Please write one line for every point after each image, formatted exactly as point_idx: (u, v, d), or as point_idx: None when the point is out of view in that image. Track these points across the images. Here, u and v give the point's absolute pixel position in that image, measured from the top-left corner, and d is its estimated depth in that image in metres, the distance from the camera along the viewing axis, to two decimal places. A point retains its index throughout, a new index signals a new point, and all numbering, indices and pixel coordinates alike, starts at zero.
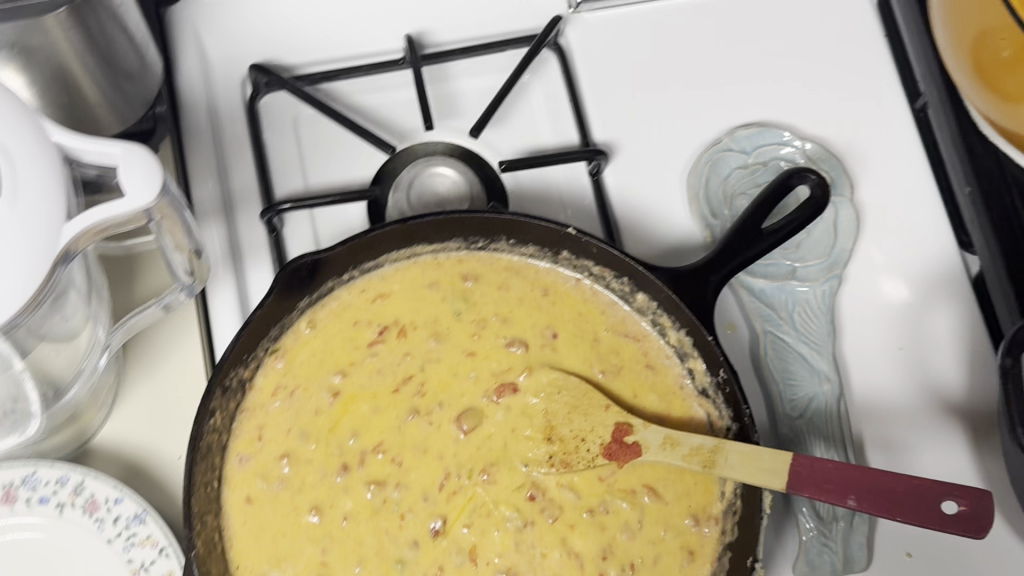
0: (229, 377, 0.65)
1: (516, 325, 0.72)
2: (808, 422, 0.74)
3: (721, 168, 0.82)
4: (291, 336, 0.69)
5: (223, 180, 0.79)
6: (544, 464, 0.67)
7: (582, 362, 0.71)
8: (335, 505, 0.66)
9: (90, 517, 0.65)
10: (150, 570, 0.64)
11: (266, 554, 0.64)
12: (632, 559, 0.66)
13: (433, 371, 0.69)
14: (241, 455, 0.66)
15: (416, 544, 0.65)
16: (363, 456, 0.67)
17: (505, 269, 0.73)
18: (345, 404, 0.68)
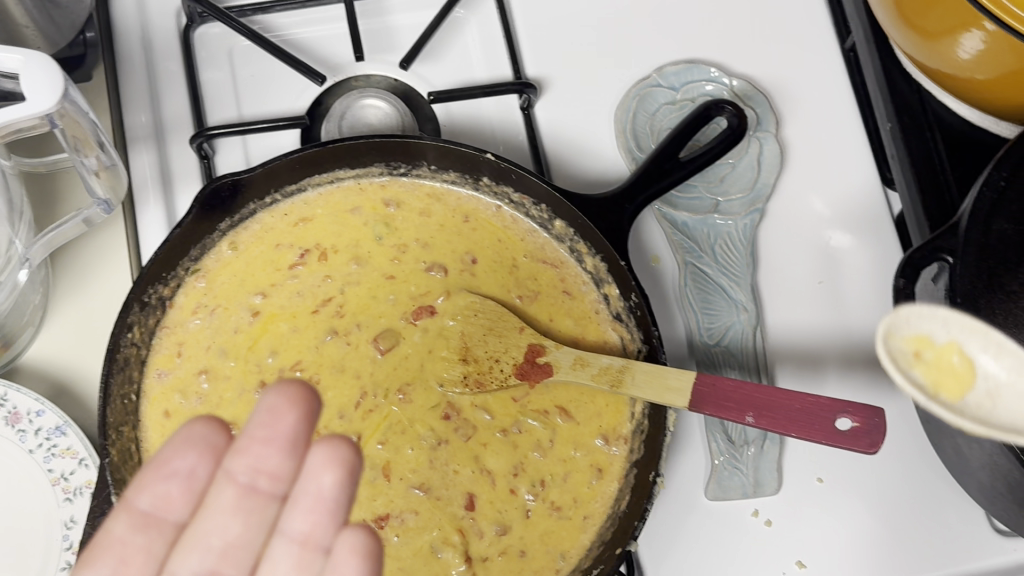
0: (147, 293, 0.66)
1: (436, 251, 0.73)
2: (726, 350, 0.76)
3: (649, 104, 0.83)
4: (213, 257, 0.71)
5: (155, 109, 0.80)
6: (458, 384, 0.68)
7: (500, 288, 0.72)
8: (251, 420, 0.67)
9: (12, 428, 0.66)
10: (69, 480, 0.66)
11: None
12: (543, 476, 0.68)
13: (353, 294, 0.71)
14: (160, 369, 0.68)
15: None
16: (280, 374, 0.68)
17: (427, 196, 0.74)
18: (265, 323, 0.70)
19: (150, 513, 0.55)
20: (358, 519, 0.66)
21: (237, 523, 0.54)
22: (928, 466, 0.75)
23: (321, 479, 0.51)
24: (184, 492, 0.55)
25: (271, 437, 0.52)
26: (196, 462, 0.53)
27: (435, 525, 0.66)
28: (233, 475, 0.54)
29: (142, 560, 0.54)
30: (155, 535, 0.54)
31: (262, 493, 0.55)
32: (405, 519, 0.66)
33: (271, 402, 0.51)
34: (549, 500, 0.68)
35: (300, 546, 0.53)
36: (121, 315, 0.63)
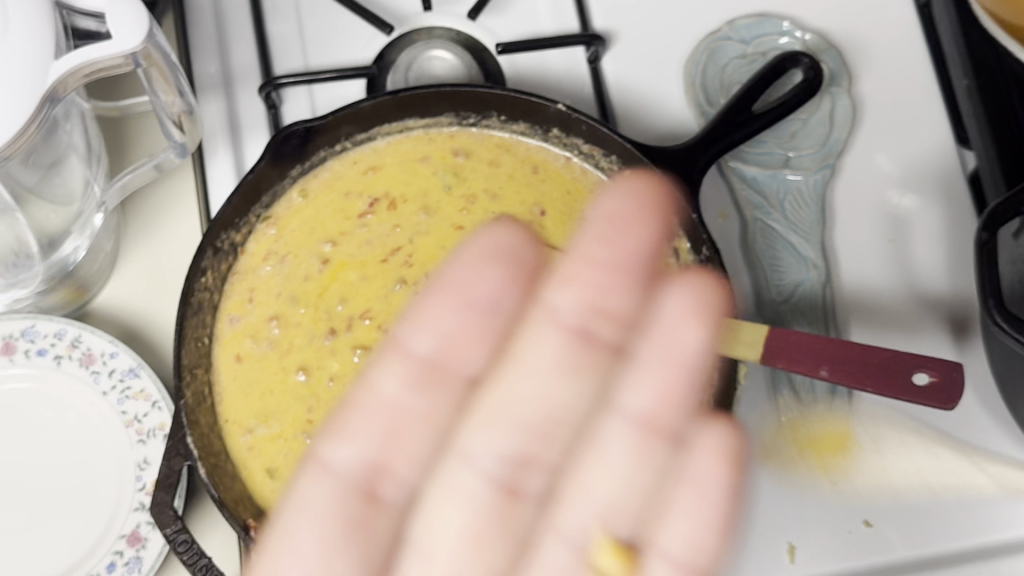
0: (220, 239, 0.67)
1: (505, 202, 0.72)
2: (794, 306, 0.75)
3: (719, 57, 0.82)
4: (284, 205, 0.71)
5: (224, 60, 0.81)
6: None
7: (569, 240, 0.72)
8: (321, 366, 0.67)
9: (87, 370, 0.67)
10: (143, 422, 0.66)
11: (254, 411, 0.67)
12: None
13: (422, 243, 0.71)
14: (231, 315, 0.69)
15: None
16: (350, 322, 0.68)
17: (496, 146, 0.74)
18: (334, 271, 0.70)
19: (430, 364, 0.57)
20: None
21: (556, 378, 0.58)
22: (1002, 428, 0.74)
23: (682, 328, 0.54)
24: (463, 325, 0.57)
25: (613, 238, 0.53)
26: (444, 338, 0.57)
27: None
28: (554, 308, 0.56)
29: (424, 426, 0.57)
30: (439, 395, 0.57)
31: (602, 342, 0.57)
32: None
33: (619, 208, 0.52)
34: None
35: (643, 427, 0.56)
36: (195, 259, 0.64)
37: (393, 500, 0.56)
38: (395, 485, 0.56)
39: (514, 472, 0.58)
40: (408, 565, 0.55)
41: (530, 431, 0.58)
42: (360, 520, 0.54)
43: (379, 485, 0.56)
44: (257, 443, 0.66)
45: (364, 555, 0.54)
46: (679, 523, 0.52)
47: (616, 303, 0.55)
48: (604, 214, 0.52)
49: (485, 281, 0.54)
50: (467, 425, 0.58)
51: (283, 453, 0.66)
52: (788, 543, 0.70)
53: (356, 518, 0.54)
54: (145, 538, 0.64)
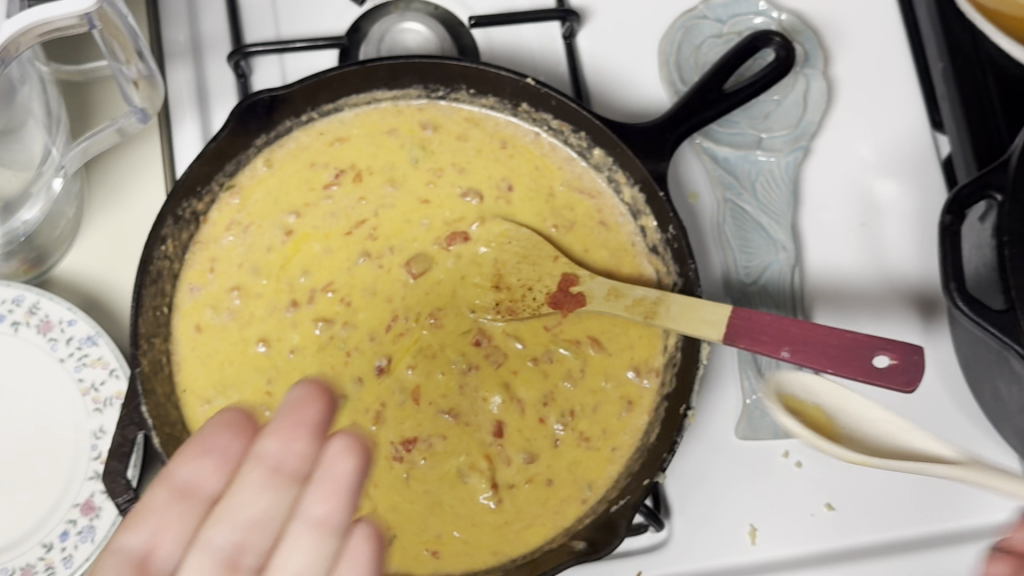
0: (181, 208, 0.66)
1: (472, 176, 0.72)
2: (762, 289, 0.75)
3: (694, 36, 0.81)
4: (248, 174, 0.70)
5: (193, 27, 0.80)
6: (490, 311, 0.68)
7: (536, 217, 0.71)
8: (282, 338, 0.67)
9: (44, 337, 0.67)
10: (100, 390, 0.66)
11: (213, 381, 0.66)
12: (573, 407, 0.68)
13: (387, 217, 0.70)
14: (192, 285, 0.68)
15: (361, 381, 0.67)
16: (312, 294, 0.68)
17: (466, 120, 0.73)
18: (297, 243, 0.69)
19: (184, 489, 0.48)
20: (386, 442, 0.66)
21: (267, 496, 0.46)
22: (966, 413, 0.74)
23: (340, 469, 0.45)
24: (218, 465, 0.47)
25: (299, 421, 0.45)
26: (207, 469, 0.48)
27: (463, 450, 0.66)
28: (263, 452, 0.46)
29: (178, 533, 0.47)
30: (186, 508, 0.47)
31: (286, 473, 0.46)
32: (433, 444, 0.66)
33: (296, 393, 0.45)
34: (579, 430, 0.67)
35: (316, 532, 0.45)
36: (155, 227, 0.63)
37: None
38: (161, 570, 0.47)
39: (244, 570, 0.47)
40: None
41: (253, 537, 0.46)
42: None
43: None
44: (216, 413, 0.66)
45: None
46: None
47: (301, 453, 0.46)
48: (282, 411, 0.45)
49: (219, 442, 0.47)
50: (203, 533, 0.46)
51: None
52: (750, 526, 0.70)
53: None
54: (98, 507, 0.64)
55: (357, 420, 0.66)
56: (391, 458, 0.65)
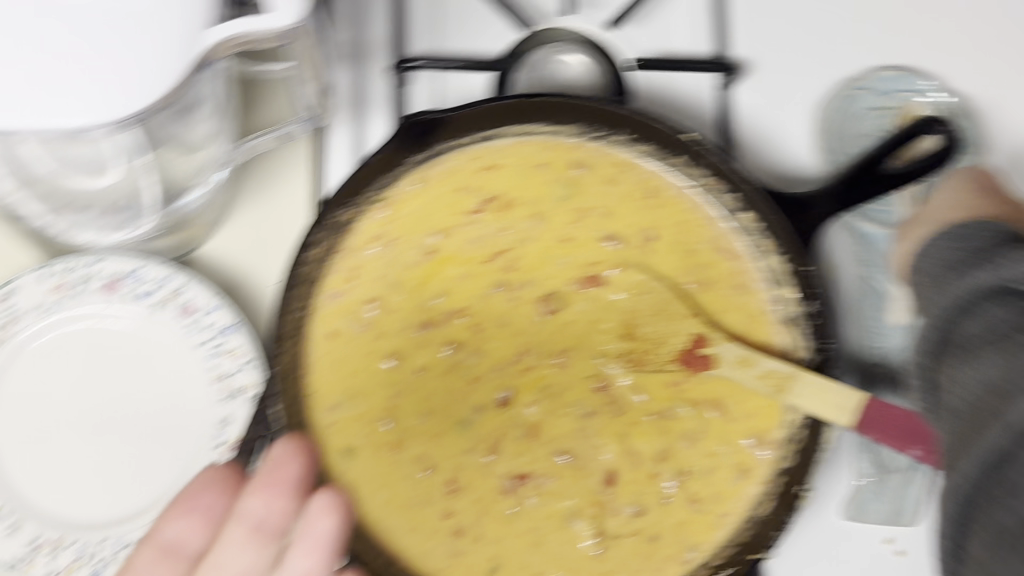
0: (335, 215, 0.67)
1: (618, 221, 0.71)
2: (889, 373, 0.73)
3: (855, 106, 0.79)
4: (396, 191, 0.69)
5: (360, 31, 0.81)
6: (618, 358, 0.69)
7: (675, 271, 0.70)
8: (413, 355, 0.68)
9: (184, 321, 0.69)
10: (231, 380, 0.68)
11: (342, 388, 0.68)
12: (688, 467, 0.67)
13: (528, 250, 0.71)
14: (333, 291, 0.69)
15: (480, 409, 0.68)
16: (446, 316, 0.69)
17: (615, 165, 0.71)
18: (438, 264, 0.70)
19: (171, 548, 0.56)
20: (499, 473, 0.67)
21: (247, 552, 0.56)
22: None
23: (320, 526, 0.54)
24: (201, 527, 0.56)
25: (278, 482, 0.55)
26: (188, 532, 0.56)
27: (572, 493, 0.67)
28: (241, 516, 0.55)
29: None
30: (172, 566, 0.56)
31: (266, 534, 0.56)
32: (544, 483, 0.67)
33: (278, 454, 0.55)
34: (690, 491, 0.67)
35: None
36: None
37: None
38: None
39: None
40: None
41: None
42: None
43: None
44: (340, 420, 0.67)
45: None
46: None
47: (277, 514, 0.55)
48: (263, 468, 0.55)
49: (203, 502, 0.55)
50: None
51: (362, 434, 0.67)
52: None
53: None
54: None
55: (473, 447, 0.67)
56: (501, 490, 0.66)
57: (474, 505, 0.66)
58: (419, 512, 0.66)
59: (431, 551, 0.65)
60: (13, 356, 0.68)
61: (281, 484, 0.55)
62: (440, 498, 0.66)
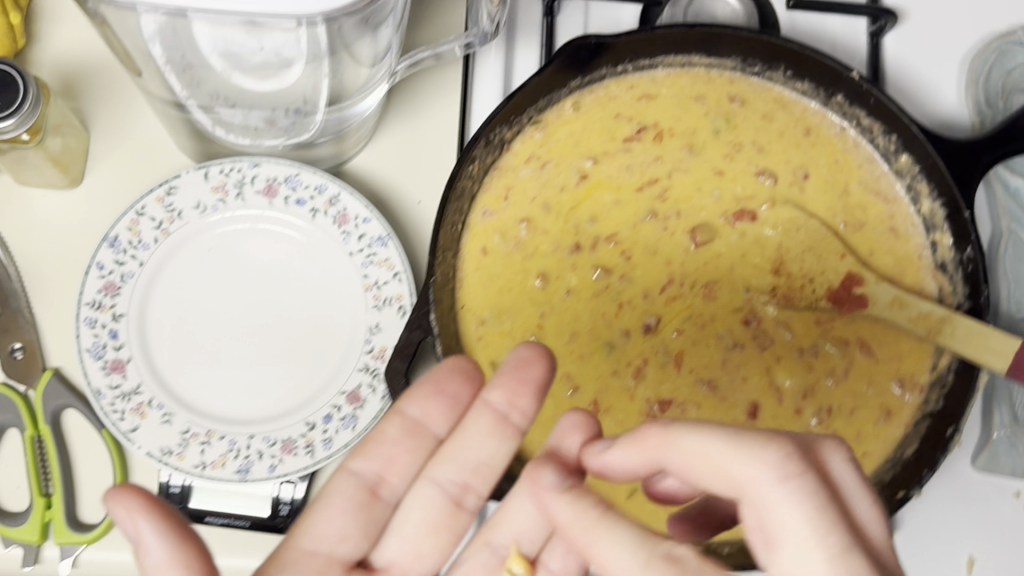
0: (494, 133, 0.67)
1: (771, 158, 0.71)
2: None
3: (1009, 60, 0.79)
4: (556, 112, 0.71)
5: None
6: (765, 293, 0.68)
7: (827, 209, 0.71)
8: (561, 277, 0.69)
9: (339, 228, 0.70)
10: (382, 289, 0.69)
11: (491, 304, 0.68)
12: (831, 404, 0.67)
13: (680, 180, 0.70)
14: (486, 209, 0.70)
15: (627, 334, 0.68)
16: (596, 241, 0.69)
17: (774, 100, 0.72)
18: (590, 189, 0.70)
19: (417, 422, 0.56)
20: (642, 398, 0.67)
21: (487, 443, 0.56)
22: None
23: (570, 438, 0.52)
24: (446, 411, 0.56)
25: (525, 378, 0.53)
26: (433, 407, 0.55)
27: (715, 423, 0.66)
28: (490, 404, 0.55)
29: (409, 455, 0.56)
30: (417, 443, 0.56)
31: (512, 424, 0.55)
32: (687, 410, 0.67)
33: (524, 354, 0.53)
34: (833, 429, 0.67)
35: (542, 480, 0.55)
36: (470, 147, 0.65)
37: (391, 508, 0.56)
38: (390, 491, 0.56)
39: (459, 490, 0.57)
40: (388, 539, 0.55)
41: (474, 466, 0.56)
42: (367, 511, 0.54)
43: (379, 490, 0.55)
44: (488, 335, 0.67)
45: (366, 531, 0.54)
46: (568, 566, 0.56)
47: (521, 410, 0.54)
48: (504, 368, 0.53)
49: (451, 387, 0.55)
50: (439, 459, 0.56)
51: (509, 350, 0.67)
52: (969, 557, 0.68)
53: (358, 505, 0.54)
54: (363, 399, 0.66)
55: (618, 370, 0.67)
56: (645, 415, 0.66)
57: (617, 427, 0.66)
58: None
59: None
60: (172, 250, 0.69)
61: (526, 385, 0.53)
62: None
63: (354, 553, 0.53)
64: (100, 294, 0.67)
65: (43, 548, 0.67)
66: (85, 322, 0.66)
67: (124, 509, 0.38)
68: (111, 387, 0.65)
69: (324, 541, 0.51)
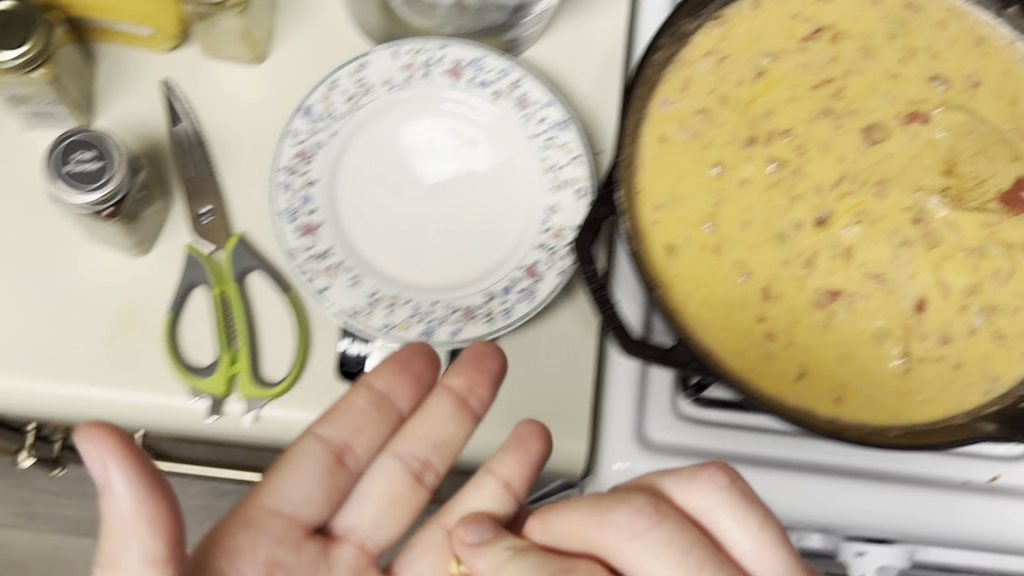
0: (681, 24, 0.69)
1: (946, 63, 0.73)
2: None
3: None
4: (736, 10, 0.74)
5: None
6: (937, 193, 0.69)
7: (996, 116, 0.72)
8: (736, 168, 0.71)
9: (519, 112, 0.72)
10: (560, 172, 0.71)
11: (668, 190, 0.71)
12: (996, 303, 0.69)
13: (855, 81, 0.72)
14: (664, 99, 0.72)
15: (799, 226, 0.70)
16: (771, 135, 0.71)
17: (948, 10, 0.75)
18: (767, 85, 0.72)
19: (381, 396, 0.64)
20: (813, 287, 0.69)
21: (450, 424, 0.64)
22: None
23: (531, 447, 0.62)
24: (412, 388, 0.65)
25: (483, 370, 0.63)
26: (398, 381, 0.64)
27: (884, 314, 0.68)
28: (452, 389, 0.63)
29: (374, 429, 0.65)
30: (381, 416, 0.65)
31: (470, 409, 0.64)
32: (856, 302, 0.68)
33: (472, 352, 0.64)
34: (996, 327, 0.69)
35: (461, 407, 0.64)
36: (661, 32, 0.66)
37: (353, 473, 0.65)
38: (355, 460, 0.65)
39: (422, 467, 0.66)
40: (350, 505, 0.65)
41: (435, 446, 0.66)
42: (332, 476, 0.63)
43: (344, 457, 0.64)
44: (665, 219, 0.70)
45: (327, 497, 0.63)
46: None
47: (482, 396, 0.63)
48: (465, 359, 0.63)
49: (418, 364, 0.64)
50: (405, 434, 0.65)
51: (684, 235, 0.70)
52: None
53: (324, 469, 0.63)
54: (540, 274, 0.70)
55: (790, 261, 0.69)
56: (814, 303, 0.69)
57: (788, 313, 0.69)
58: (735, 314, 0.68)
59: (743, 350, 0.68)
60: (361, 124, 0.72)
61: (479, 381, 0.63)
62: (754, 303, 0.69)
63: (315, 514, 0.62)
64: (295, 160, 0.70)
65: (228, 403, 0.71)
66: (281, 187, 0.69)
67: (95, 446, 0.46)
68: (304, 249, 0.69)
69: (291, 502, 0.61)
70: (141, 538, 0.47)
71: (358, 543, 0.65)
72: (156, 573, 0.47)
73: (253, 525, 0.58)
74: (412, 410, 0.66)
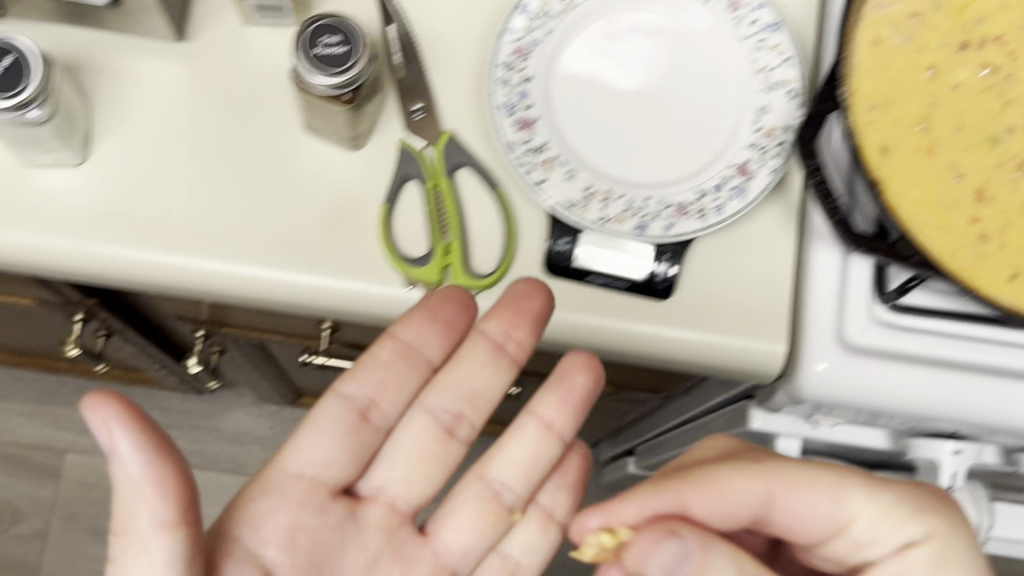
0: None
1: None
2: None
3: None
4: None
5: None
6: None
7: None
8: (951, 71, 0.72)
9: (731, 15, 0.73)
10: (771, 74, 0.72)
11: (881, 91, 0.71)
12: None
13: None
14: (880, 2, 0.72)
15: (1012, 129, 0.71)
16: (983, 41, 0.73)
17: None
18: None
19: (409, 346, 0.77)
20: None
21: (482, 371, 0.80)
22: None
23: (529, 330, 0.73)
24: (445, 338, 0.76)
25: (523, 306, 0.71)
26: (424, 333, 0.76)
27: None
28: (487, 333, 0.77)
29: (398, 381, 0.78)
30: (410, 362, 0.78)
31: (504, 349, 0.78)
32: None
33: (521, 287, 0.71)
34: None
35: (494, 348, 0.79)
36: None
37: (376, 428, 0.78)
38: (380, 415, 0.78)
39: (452, 420, 0.81)
40: (377, 467, 0.79)
41: (463, 398, 0.81)
42: (352, 431, 0.76)
43: (368, 413, 0.78)
44: (879, 119, 0.70)
45: (350, 454, 0.76)
46: (556, 491, 0.86)
47: (522, 335, 0.74)
48: (510, 294, 0.71)
49: (450, 309, 0.72)
50: (431, 390, 0.80)
51: (899, 136, 0.70)
52: None
53: (346, 428, 0.75)
54: (751, 173, 0.71)
55: (1002, 163, 0.71)
56: None
57: (1002, 215, 0.70)
58: (950, 214, 0.69)
59: (960, 246, 0.67)
60: (574, 24, 0.73)
61: (527, 312, 0.71)
62: (969, 203, 0.69)
63: (338, 470, 0.75)
64: (513, 56, 0.72)
65: None
66: (499, 82, 0.71)
67: (100, 412, 0.56)
68: (522, 142, 0.71)
69: (310, 466, 0.73)
70: (151, 492, 0.56)
71: (387, 500, 0.79)
72: (165, 533, 0.57)
73: (275, 491, 0.70)
74: (442, 361, 0.80)
